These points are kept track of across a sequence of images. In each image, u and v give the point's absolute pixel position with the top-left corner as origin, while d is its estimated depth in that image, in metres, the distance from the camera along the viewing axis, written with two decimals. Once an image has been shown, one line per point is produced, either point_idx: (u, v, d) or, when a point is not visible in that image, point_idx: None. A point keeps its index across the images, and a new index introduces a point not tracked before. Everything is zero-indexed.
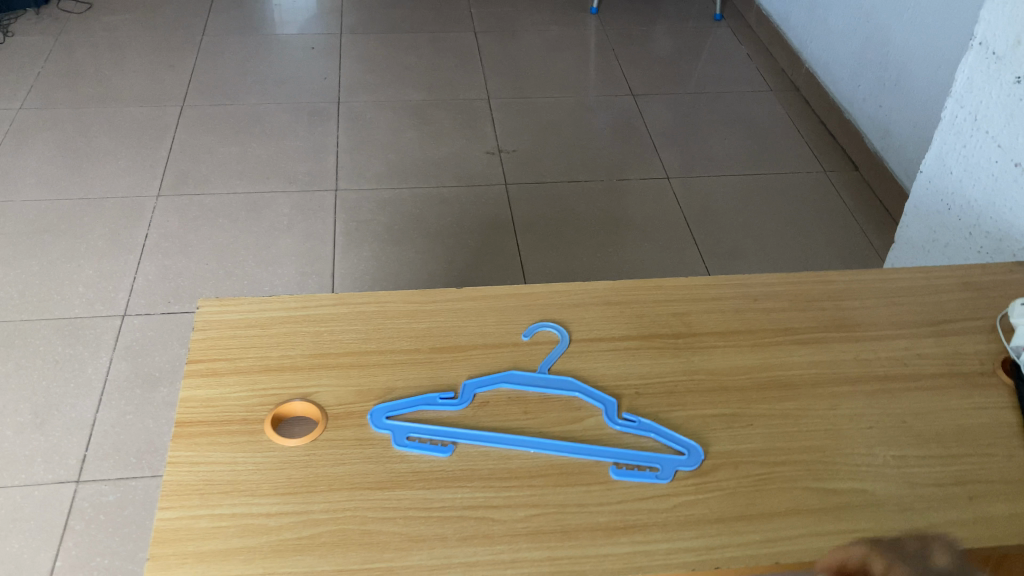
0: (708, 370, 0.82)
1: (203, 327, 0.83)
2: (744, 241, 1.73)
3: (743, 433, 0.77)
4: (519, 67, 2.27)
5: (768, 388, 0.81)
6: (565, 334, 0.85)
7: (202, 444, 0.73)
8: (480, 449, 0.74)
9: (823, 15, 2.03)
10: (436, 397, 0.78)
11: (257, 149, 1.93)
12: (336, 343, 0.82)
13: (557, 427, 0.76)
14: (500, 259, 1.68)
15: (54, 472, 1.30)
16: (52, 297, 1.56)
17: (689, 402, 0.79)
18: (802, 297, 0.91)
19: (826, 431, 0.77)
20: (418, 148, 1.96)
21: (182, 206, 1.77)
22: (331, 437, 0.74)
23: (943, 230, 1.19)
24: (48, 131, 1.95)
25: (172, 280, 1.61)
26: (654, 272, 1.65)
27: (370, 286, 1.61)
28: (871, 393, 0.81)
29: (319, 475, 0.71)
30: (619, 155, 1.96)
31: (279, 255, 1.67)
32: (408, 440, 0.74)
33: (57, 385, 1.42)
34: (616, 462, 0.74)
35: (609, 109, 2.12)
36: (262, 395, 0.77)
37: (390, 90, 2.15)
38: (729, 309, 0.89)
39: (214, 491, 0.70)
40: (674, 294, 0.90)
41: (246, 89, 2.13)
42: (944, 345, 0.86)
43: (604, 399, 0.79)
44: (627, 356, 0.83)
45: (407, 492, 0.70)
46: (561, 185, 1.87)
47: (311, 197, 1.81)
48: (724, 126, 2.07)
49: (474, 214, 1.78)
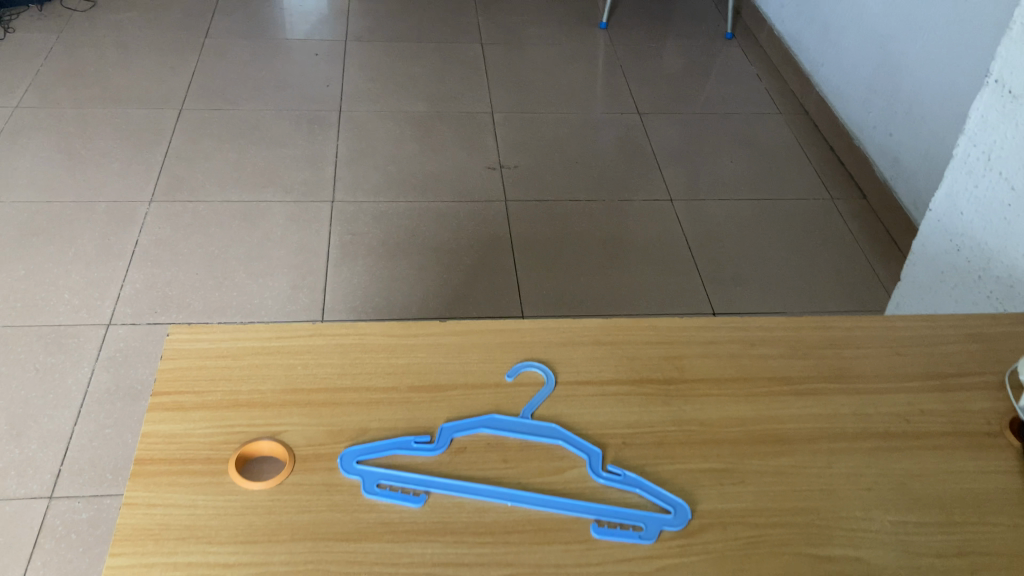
0: (700, 421, 0.78)
1: (171, 356, 0.79)
2: (747, 268, 1.68)
3: (732, 491, 0.73)
4: (524, 81, 2.23)
5: (761, 443, 0.77)
6: (550, 376, 0.81)
7: (160, 485, 0.69)
8: (454, 499, 0.70)
9: (836, 38, 1.99)
10: (411, 441, 0.74)
11: (254, 156, 1.90)
12: (310, 378, 0.78)
13: (537, 478, 0.73)
14: (495, 279, 1.64)
15: (26, 487, 1.26)
16: (37, 302, 1.52)
17: (677, 455, 0.75)
18: (801, 344, 0.87)
19: (821, 492, 0.73)
20: (418, 161, 1.92)
21: (175, 213, 1.74)
22: (297, 480, 0.70)
23: (951, 271, 1.15)
24: (44, 131, 1.92)
25: (160, 289, 1.57)
26: (654, 297, 1.61)
27: (362, 302, 1.57)
28: (869, 451, 0.77)
29: (282, 522, 0.67)
30: (622, 174, 1.92)
31: (271, 267, 1.63)
32: (379, 487, 0.70)
33: (36, 395, 1.38)
34: (597, 519, 0.70)
35: (614, 127, 2.08)
36: (228, 432, 0.73)
37: (393, 101, 2.11)
38: (724, 354, 0.85)
39: (170, 537, 0.66)
40: (667, 335, 0.86)
41: (247, 94, 2.10)
42: (949, 401, 0.82)
43: (588, 449, 0.75)
44: (615, 402, 0.79)
45: (374, 545, 0.67)
46: (562, 203, 1.83)
47: (306, 208, 1.77)
48: (731, 148, 2.03)
49: (471, 230, 1.74)
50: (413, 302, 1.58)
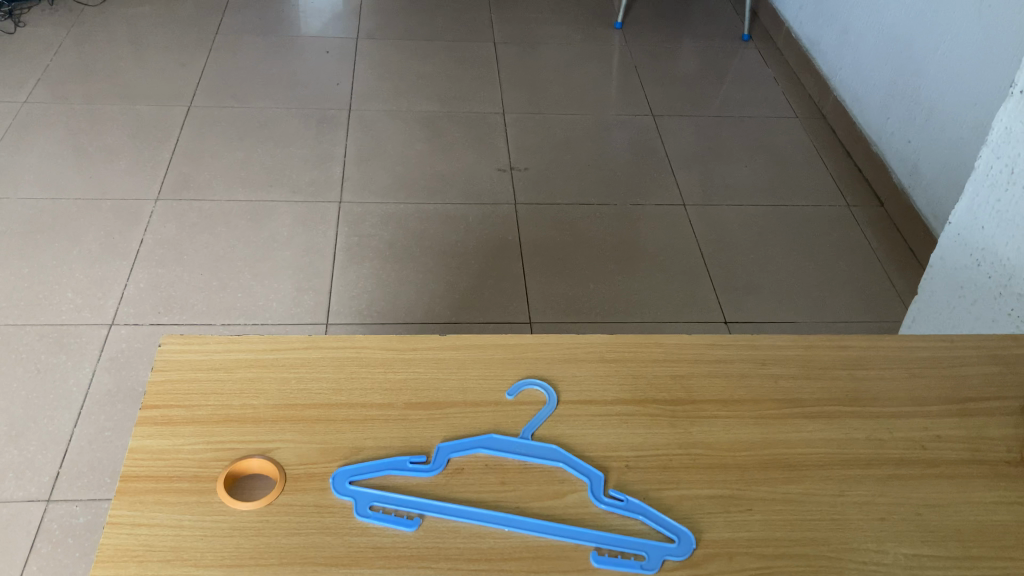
0: (706, 444, 0.76)
1: (162, 367, 0.77)
2: (761, 276, 1.65)
3: (740, 519, 0.70)
4: (537, 81, 2.21)
5: (770, 468, 0.74)
6: (552, 395, 0.79)
7: (147, 503, 0.67)
8: (449, 524, 0.68)
9: (855, 42, 1.95)
10: (406, 461, 0.72)
11: (262, 155, 1.88)
12: (304, 393, 0.76)
13: (536, 502, 0.70)
14: (503, 284, 1.61)
15: (25, 490, 1.24)
16: (40, 301, 1.51)
17: (683, 480, 0.73)
18: (814, 364, 0.84)
19: (833, 521, 0.70)
20: (427, 162, 1.89)
21: (182, 211, 1.72)
22: (288, 501, 0.68)
23: (971, 286, 1.12)
24: (52, 127, 1.90)
25: (164, 289, 1.55)
26: (665, 304, 1.58)
27: (368, 306, 1.54)
28: (883, 479, 0.74)
29: (271, 545, 0.65)
30: (634, 178, 1.89)
31: (277, 268, 1.61)
32: (372, 510, 0.68)
33: (36, 396, 1.36)
34: (598, 547, 0.67)
35: (627, 129, 2.05)
36: (218, 449, 0.71)
37: (404, 100, 2.09)
38: (734, 374, 0.82)
39: (154, 559, 0.63)
40: (674, 354, 0.84)
41: (257, 91, 2.08)
42: (967, 427, 0.79)
43: (590, 472, 0.73)
44: (619, 423, 0.77)
45: (365, 571, 0.64)
46: (572, 207, 1.80)
47: (314, 208, 1.75)
48: (747, 153, 1.99)
49: (480, 233, 1.71)
50: (419, 306, 1.55)
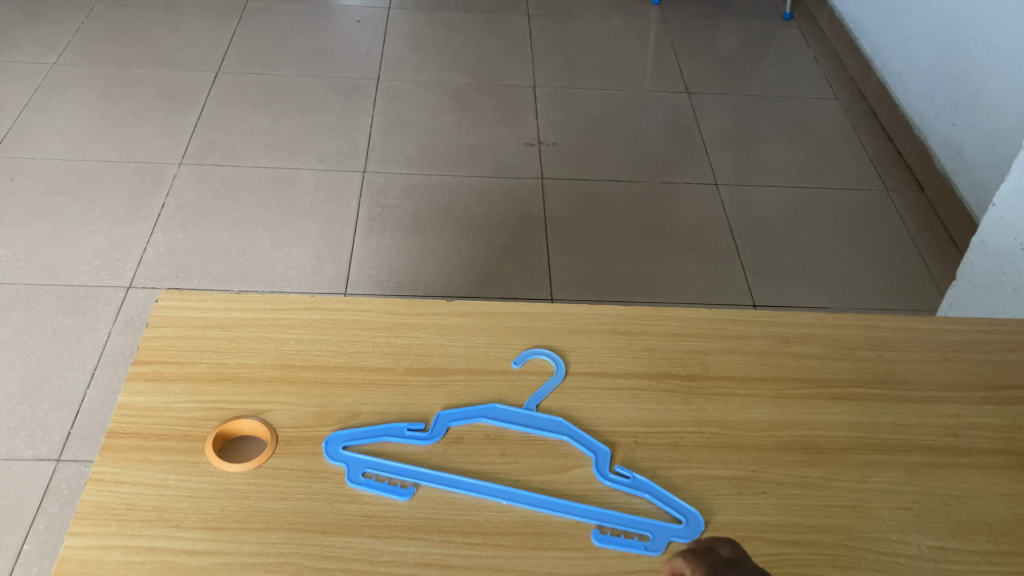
0: (722, 423, 0.72)
1: (158, 324, 0.75)
2: (793, 259, 1.60)
3: (753, 502, 0.66)
4: (570, 55, 2.16)
5: (788, 451, 0.70)
6: (560, 365, 0.75)
7: (132, 461, 0.65)
8: (444, 494, 0.65)
9: (901, 20, 1.88)
10: (404, 427, 0.69)
11: (288, 123, 1.86)
12: (302, 355, 0.74)
13: (536, 476, 0.67)
14: (526, 259, 1.57)
15: (35, 449, 1.21)
16: (58, 262, 1.49)
17: (694, 459, 0.69)
18: (840, 344, 0.80)
19: (853, 509, 0.66)
20: (454, 134, 1.86)
21: (205, 176, 1.70)
22: (278, 464, 0.66)
23: (1013, 272, 1.06)
24: (80, 89, 1.89)
25: (183, 254, 1.53)
26: (693, 285, 1.53)
27: (387, 277, 1.51)
28: (909, 466, 0.70)
29: (257, 509, 0.63)
30: (667, 155, 1.84)
31: (297, 236, 1.58)
32: (364, 477, 0.65)
33: (51, 355, 1.33)
34: (600, 525, 0.64)
35: (661, 106, 1.99)
36: (210, 408, 0.69)
37: (433, 71, 2.06)
38: (754, 351, 0.78)
39: (136, 518, 0.61)
40: (693, 329, 0.80)
41: (285, 59, 2.06)
42: (1002, 416, 0.74)
43: (596, 447, 0.69)
44: (630, 397, 0.73)
45: (353, 540, 0.61)
46: (601, 183, 1.75)
47: (337, 177, 1.72)
48: (784, 133, 1.93)
49: (504, 208, 1.68)
50: (439, 279, 1.52)
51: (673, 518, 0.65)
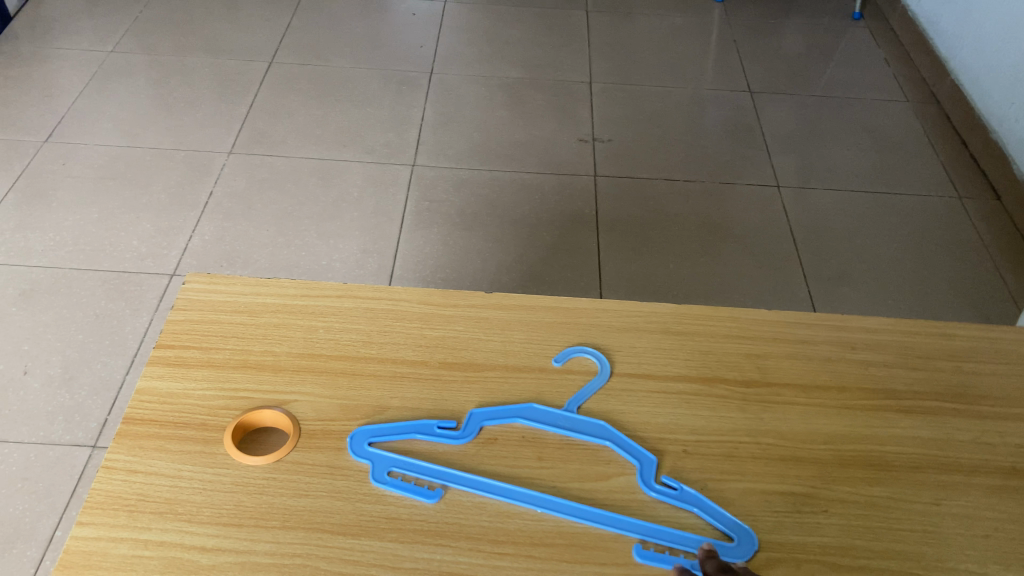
0: (780, 433, 0.66)
1: (185, 307, 0.73)
2: (857, 266, 1.52)
3: (812, 522, 0.61)
4: (627, 51, 2.10)
5: (853, 466, 0.64)
6: (604, 365, 0.70)
7: (146, 448, 0.62)
8: (474, 499, 0.60)
9: (980, 18, 1.78)
10: (434, 425, 0.65)
11: (339, 114, 1.83)
12: (331, 344, 0.70)
13: (575, 483, 0.62)
14: (575, 259, 1.52)
15: (71, 434, 1.17)
16: (104, 247, 1.46)
17: (748, 472, 0.63)
18: (912, 352, 0.73)
19: (925, 534, 0.60)
20: (506, 129, 1.81)
21: (253, 166, 1.67)
22: (299, 458, 0.62)
23: None
24: (134, 78, 1.89)
25: (228, 243, 1.50)
26: (750, 290, 1.46)
27: (432, 272, 1.47)
28: (990, 489, 0.63)
29: (274, 506, 0.59)
30: (726, 155, 1.77)
31: (344, 228, 1.54)
32: (389, 476, 0.61)
33: (91, 341, 1.29)
34: (643, 540, 0.59)
35: (721, 104, 1.93)
36: (231, 397, 0.66)
37: (487, 65, 2.02)
38: (817, 357, 0.72)
39: (147, 511, 0.58)
40: (751, 331, 0.74)
41: (339, 51, 2.03)
42: None
43: (641, 454, 0.64)
44: (679, 402, 0.68)
45: (374, 544, 0.57)
46: (656, 182, 1.69)
47: (386, 170, 1.69)
48: (850, 135, 1.85)
49: (555, 205, 1.62)
50: (485, 276, 1.47)
51: (723, 535, 0.60)
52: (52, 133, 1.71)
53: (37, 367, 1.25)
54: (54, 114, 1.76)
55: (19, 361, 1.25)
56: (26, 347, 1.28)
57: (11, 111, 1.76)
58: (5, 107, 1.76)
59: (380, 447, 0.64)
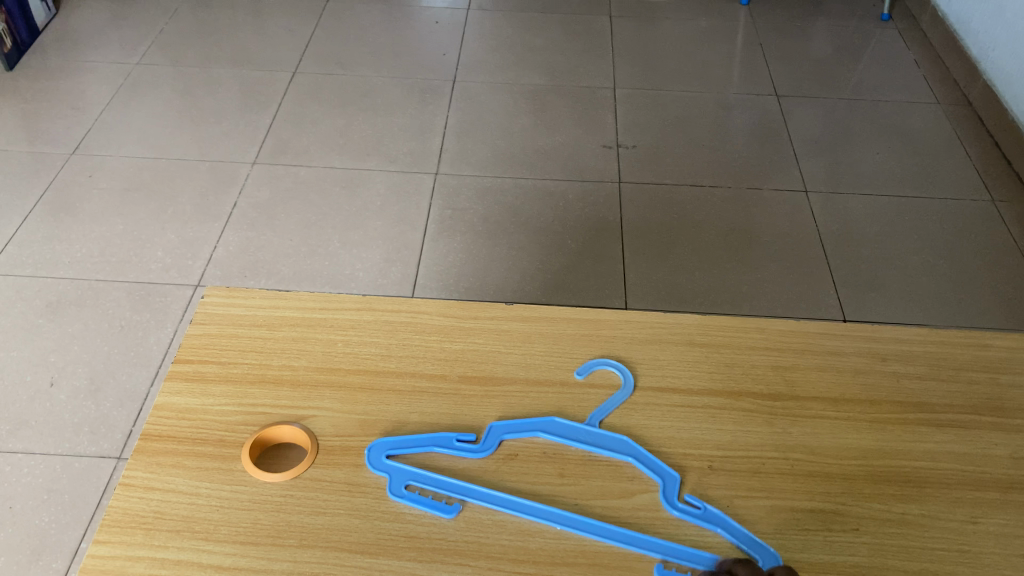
0: (809, 448, 0.64)
1: (203, 321, 0.73)
2: (887, 271, 1.49)
3: (843, 541, 0.59)
4: (651, 56, 2.09)
5: (885, 482, 0.62)
6: (628, 379, 0.69)
7: (164, 465, 0.62)
8: (495, 516, 0.59)
9: (1012, 18, 1.74)
10: (454, 438, 0.64)
11: (362, 123, 1.83)
12: (349, 358, 0.70)
13: (597, 500, 0.61)
14: (600, 266, 1.50)
15: (97, 445, 1.17)
16: (130, 258, 1.47)
17: (775, 489, 0.62)
18: (946, 364, 0.71)
19: (961, 554, 0.58)
20: (530, 136, 1.81)
21: (277, 176, 1.68)
22: (317, 475, 0.61)
23: None
24: (160, 89, 1.91)
25: (252, 253, 1.50)
26: (778, 296, 1.44)
27: (456, 281, 1.46)
28: None
29: (291, 523, 0.58)
30: (752, 160, 1.75)
31: (367, 237, 1.54)
32: (407, 490, 0.60)
33: (117, 352, 1.30)
34: (664, 560, 0.57)
35: (747, 109, 1.90)
36: (248, 413, 0.65)
37: (510, 72, 2.01)
38: (846, 369, 0.71)
39: (164, 529, 0.58)
40: (778, 342, 0.73)
41: (362, 60, 2.04)
42: None
43: (664, 472, 0.62)
44: (705, 417, 0.67)
45: (393, 563, 0.56)
46: (682, 188, 1.67)
47: (409, 178, 1.68)
48: (879, 138, 1.82)
49: (579, 212, 1.61)
50: (509, 285, 1.46)
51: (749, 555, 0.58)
52: (80, 145, 1.73)
53: (63, 378, 1.25)
54: (81, 126, 1.78)
55: (45, 372, 1.26)
56: (54, 358, 1.28)
57: (40, 124, 1.78)
58: (33, 120, 1.78)
59: (398, 459, 0.63)
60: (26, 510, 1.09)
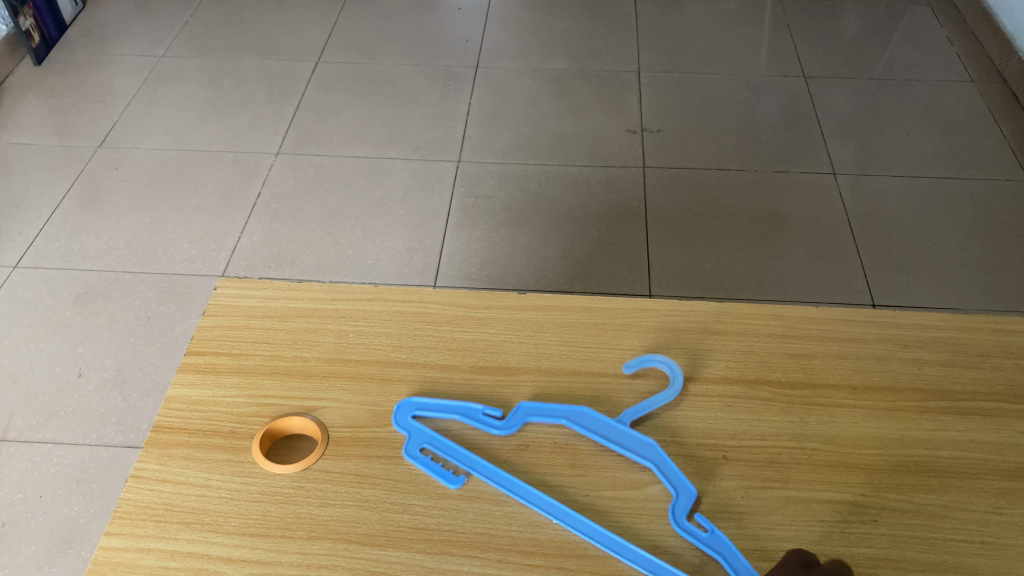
0: (827, 438, 0.63)
1: (216, 313, 0.73)
2: (918, 254, 1.46)
3: (861, 532, 0.57)
4: (676, 38, 2.06)
5: (906, 472, 0.61)
6: (677, 377, 0.66)
7: (175, 458, 0.62)
8: (504, 508, 0.59)
9: None
10: (480, 412, 0.64)
11: (385, 112, 1.83)
12: (360, 349, 0.70)
13: (609, 491, 0.60)
14: (623, 253, 1.49)
15: (123, 436, 1.18)
16: (156, 250, 1.48)
17: (792, 479, 0.61)
18: (970, 350, 0.69)
19: (983, 546, 0.56)
20: (553, 122, 1.79)
21: (301, 166, 1.68)
22: (326, 466, 0.61)
23: None
24: (186, 81, 1.92)
25: (276, 243, 1.50)
26: (804, 282, 1.41)
27: (478, 269, 1.45)
28: None
29: (301, 516, 0.58)
30: (779, 142, 1.72)
31: (389, 226, 1.54)
32: (421, 453, 0.62)
33: (143, 344, 1.31)
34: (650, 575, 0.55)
35: (773, 90, 1.87)
36: (259, 405, 0.65)
37: (533, 57, 1.99)
38: (866, 356, 0.69)
39: (174, 520, 0.58)
40: (797, 329, 0.71)
41: (385, 48, 2.03)
42: None
43: (682, 486, 0.60)
44: (721, 407, 0.65)
45: (401, 555, 0.56)
46: (707, 172, 1.65)
47: (431, 167, 1.68)
48: (911, 118, 1.78)
49: (602, 198, 1.60)
50: (531, 272, 1.45)
51: None
52: (106, 138, 1.74)
53: (91, 370, 1.27)
54: (108, 119, 1.80)
55: (74, 364, 1.27)
56: (82, 350, 1.30)
57: (68, 117, 1.80)
58: (61, 113, 1.81)
59: (422, 422, 0.64)
60: (56, 500, 1.10)
